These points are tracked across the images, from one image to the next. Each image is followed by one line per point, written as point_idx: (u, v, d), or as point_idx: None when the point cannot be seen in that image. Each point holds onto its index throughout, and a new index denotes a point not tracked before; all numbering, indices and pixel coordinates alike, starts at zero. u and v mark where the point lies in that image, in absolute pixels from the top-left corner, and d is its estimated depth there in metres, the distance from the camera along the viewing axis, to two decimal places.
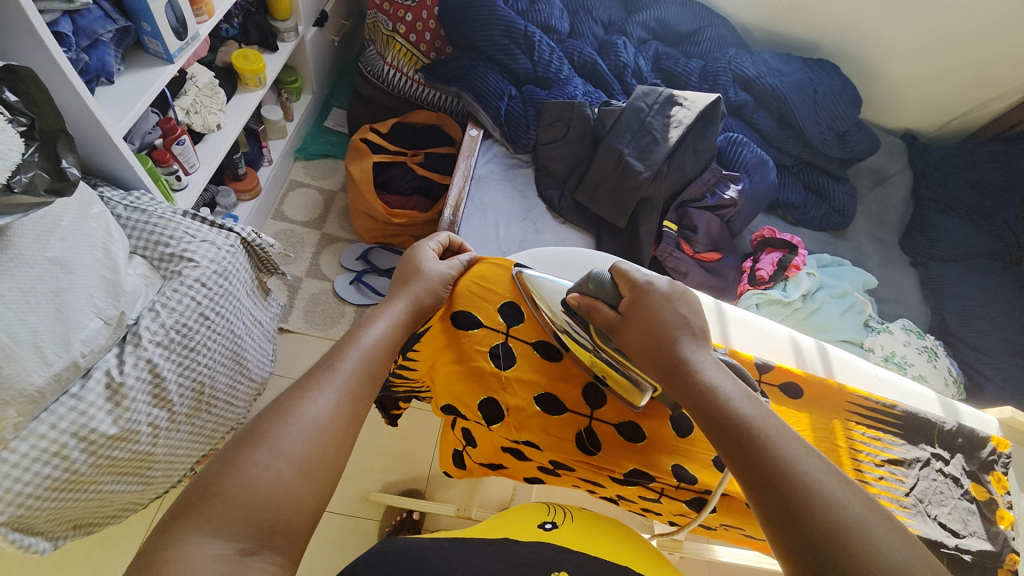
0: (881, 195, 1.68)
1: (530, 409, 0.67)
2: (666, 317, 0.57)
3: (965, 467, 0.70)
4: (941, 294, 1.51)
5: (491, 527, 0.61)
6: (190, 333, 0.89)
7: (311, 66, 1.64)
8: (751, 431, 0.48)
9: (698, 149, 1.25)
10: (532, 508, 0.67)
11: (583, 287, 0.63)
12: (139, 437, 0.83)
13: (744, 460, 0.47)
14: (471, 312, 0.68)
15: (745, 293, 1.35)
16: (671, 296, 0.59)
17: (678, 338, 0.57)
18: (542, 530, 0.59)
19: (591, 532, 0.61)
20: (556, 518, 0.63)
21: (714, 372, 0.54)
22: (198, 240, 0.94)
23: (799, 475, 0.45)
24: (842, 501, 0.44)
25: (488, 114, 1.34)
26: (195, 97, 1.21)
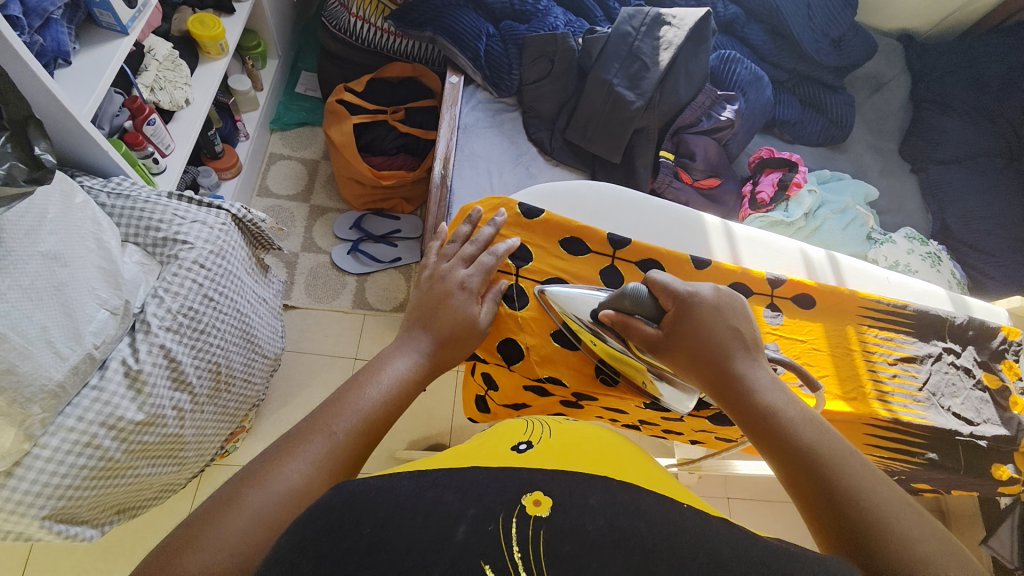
0: (878, 103, 1.63)
1: (550, 346, 0.68)
2: (717, 330, 0.53)
3: (978, 358, 0.72)
4: (943, 197, 1.50)
5: (450, 454, 0.48)
6: (198, 316, 0.88)
7: (272, 27, 1.54)
8: (816, 458, 0.44)
9: (690, 71, 1.19)
10: (507, 428, 0.54)
11: (619, 301, 0.59)
12: (165, 420, 0.85)
13: (811, 490, 0.43)
14: None
15: (747, 217, 1.33)
16: (721, 306, 0.54)
17: (727, 351, 0.53)
18: (514, 453, 0.45)
19: (576, 447, 0.48)
20: (533, 436, 0.50)
21: (769, 389, 0.50)
22: (189, 221, 0.92)
23: (872, 510, 0.41)
24: (923, 541, 0.39)
25: (467, 58, 1.27)
26: (156, 73, 1.14)
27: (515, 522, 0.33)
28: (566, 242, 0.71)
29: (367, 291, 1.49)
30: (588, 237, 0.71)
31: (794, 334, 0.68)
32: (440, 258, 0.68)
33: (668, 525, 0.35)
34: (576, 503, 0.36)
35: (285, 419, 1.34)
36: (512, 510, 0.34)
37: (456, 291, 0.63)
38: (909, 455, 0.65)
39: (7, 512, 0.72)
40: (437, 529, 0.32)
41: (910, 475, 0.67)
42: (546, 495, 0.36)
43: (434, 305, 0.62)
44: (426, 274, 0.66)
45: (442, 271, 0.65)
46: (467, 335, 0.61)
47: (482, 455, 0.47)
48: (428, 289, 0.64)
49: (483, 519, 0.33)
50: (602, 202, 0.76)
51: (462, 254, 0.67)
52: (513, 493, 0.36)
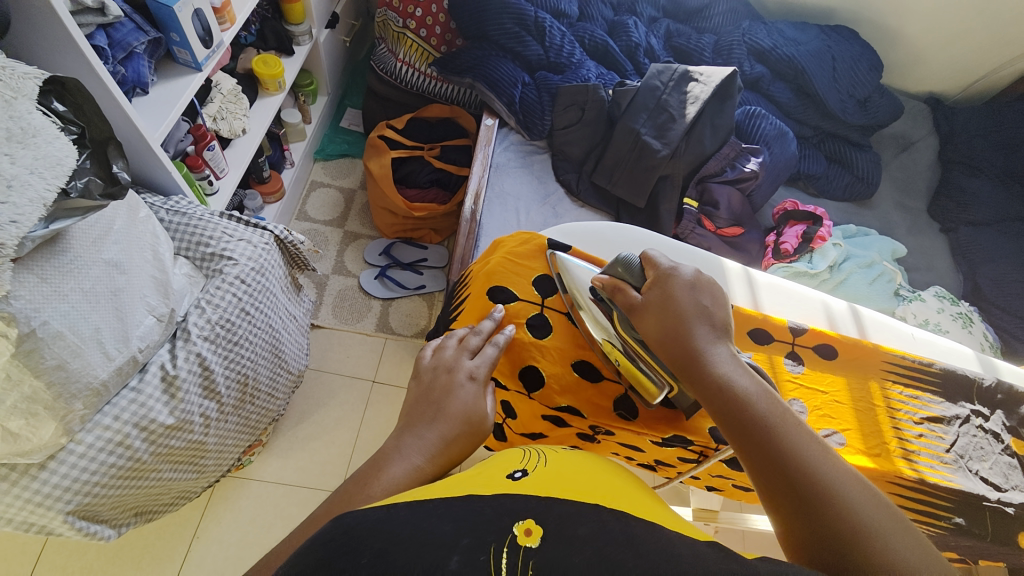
0: (905, 161, 1.71)
1: (569, 375, 0.70)
2: (685, 307, 0.56)
3: (1006, 423, 0.70)
4: (973, 258, 1.54)
5: (450, 480, 0.49)
6: (234, 328, 0.93)
7: (326, 68, 1.68)
8: (767, 424, 0.47)
9: (715, 124, 1.24)
10: (507, 456, 0.56)
11: (614, 271, 0.64)
12: (192, 427, 0.89)
13: (765, 462, 0.46)
14: (507, 286, 0.74)
15: (770, 266, 1.35)
16: (692, 287, 0.58)
17: (693, 329, 0.55)
18: (508, 481, 0.47)
19: (572, 477, 0.49)
20: (529, 464, 0.51)
21: (730, 364, 0.52)
22: (235, 239, 0.97)
23: (817, 473, 0.44)
24: (864, 504, 0.42)
25: (503, 103, 1.35)
26: (220, 104, 1.23)
27: (505, 549, 0.35)
28: None
29: (390, 316, 1.53)
30: None
31: (815, 384, 0.67)
32: (442, 349, 0.65)
33: (663, 559, 0.35)
34: (566, 534, 0.36)
35: (301, 436, 1.37)
36: (503, 541, 0.35)
37: (460, 383, 0.59)
38: (936, 519, 0.63)
39: (34, 504, 0.75)
40: (431, 559, 0.33)
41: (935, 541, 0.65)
42: (537, 525, 0.37)
43: (437, 399, 0.58)
44: (430, 366, 0.62)
45: (446, 360, 0.62)
46: (470, 435, 0.56)
47: (478, 483, 0.48)
48: (429, 379, 0.61)
49: (476, 549, 0.34)
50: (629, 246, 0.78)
51: (482, 354, 0.64)
52: (508, 520, 0.37)
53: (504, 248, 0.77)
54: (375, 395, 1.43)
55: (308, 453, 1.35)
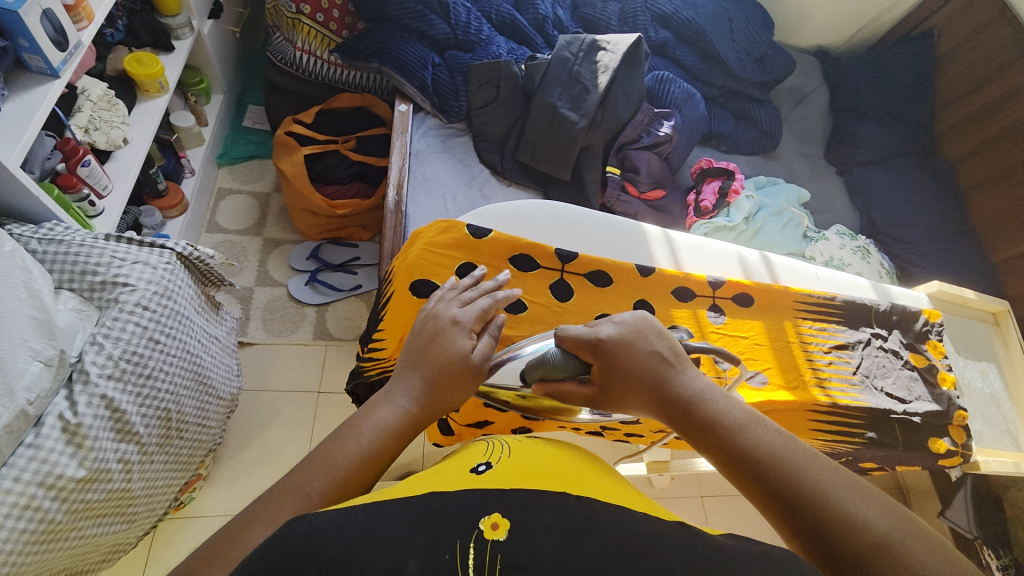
0: (802, 113, 1.84)
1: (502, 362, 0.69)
2: (644, 361, 0.56)
3: (904, 341, 0.78)
4: (866, 195, 1.71)
5: (411, 481, 0.49)
6: (143, 360, 0.85)
7: (215, 63, 1.53)
8: (761, 458, 0.49)
9: (628, 90, 1.26)
10: (471, 450, 0.56)
11: (546, 372, 0.58)
12: (112, 475, 0.81)
13: (774, 500, 0.47)
14: (428, 279, 0.71)
15: (694, 224, 1.41)
16: (634, 338, 0.57)
17: (663, 377, 0.55)
18: (472, 475, 0.47)
19: (533, 464, 0.50)
20: (492, 457, 0.52)
21: (710, 399, 0.54)
22: (129, 262, 0.86)
23: (822, 497, 0.46)
24: (866, 511, 0.45)
25: (414, 86, 1.28)
26: (91, 113, 1.08)
27: (472, 545, 0.35)
28: (514, 258, 0.72)
29: (327, 322, 1.46)
30: (536, 253, 0.72)
31: (737, 332, 0.71)
32: (442, 299, 0.64)
33: (607, 533, 0.36)
34: (511, 527, 0.36)
35: (246, 462, 1.29)
36: (468, 538, 0.35)
37: (446, 331, 0.59)
38: (851, 436, 0.70)
39: None
40: (391, 561, 0.33)
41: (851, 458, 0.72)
42: (504, 519, 0.37)
43: (430, 347, 0.58)
44: (426, 313, 0.62)
45: (434, 310, 0.61)
46: (456, 380, 0.56)
47: (439, 481, 0.48)
48: (420, 329, 0.60)
49: (437, 549, 0.34)
50: (550, 223, 0.77)
51: (476, 304, 0.62)
52: (456, 524, 0.36)
53: (423, 239, 0.74)
54: (322, 407, 1.37)
55: (256, 478, 1.28)
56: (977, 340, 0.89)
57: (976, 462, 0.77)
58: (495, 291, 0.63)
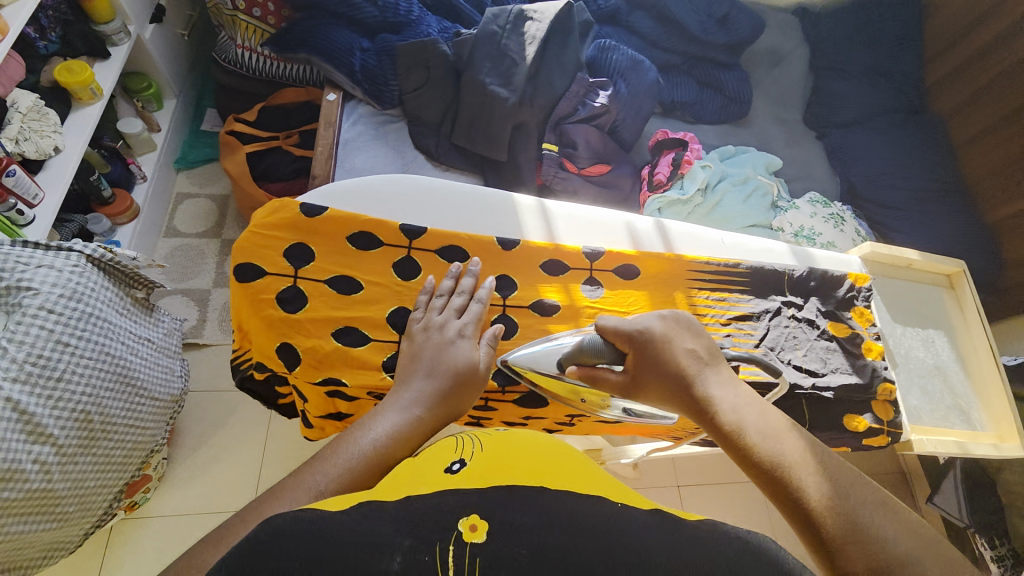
0: (778, 75, 1.72)
1: (329, 345, 0.67)
2: (675, 359, 0.57)
3: (822, 308, 0.71)
4: (846, 159, 1.60)
5: (385, 478, 0.48)
6: (50, 363, 0.85)
7: (162, 67, 1.53)
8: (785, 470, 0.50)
9: (561, 62, 1.21)
10: (441, 442, 0.53)
11: (581, 357, 0.62)
12: (26, 475, 0.83)
13: (794, 506, 0.49)
14: (254, 262, 0.69)
15: (647, 200, 1.34)
16: (670, 336, 0.58)
17: (691, 378, 0.56)
18: (447, 477, 0.46)
19: (509, 457, 0.49)
20: (465, 451, 0.50)
21: (735, 406, 0.54)
22: (33, 266, 0.87)
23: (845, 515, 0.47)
24: (893, 536, 0.46)
25: (343, 74, 1.24)
26: (21, 124, 1.08)
27: (450, 548, 0.37)
28: (353, 237, 0.70)
29: None
30: (376, 230, 0.71)
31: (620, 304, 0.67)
32: (429, 309, 0.66)
33: None
34: None
35: (204, 459, 1.30)
36: (447, 539, 0.37)
37: (453, 341, 0.62)
38: None
39: None
40: (373, 561, 0.35)
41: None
42: (482, 521, 0.39)
43: (435, 355, 0.61)
44: (418, 326, 0.65)
45: (434, 322, 0.64)
46: (466, 385, 0.59)
47: (414, 476, 0.47)
48: (422, 340, 0.63)
49: (419, 550, 0.37)
50: (403, 199, 0.73)
51: (468, 310, 0.66)
52: None
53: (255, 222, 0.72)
54: None
55: (215, 475, 1.29)
56: (924, 304, 0.79)
57: (908, 442, 0.68)
58: (485, 297, 0.67)
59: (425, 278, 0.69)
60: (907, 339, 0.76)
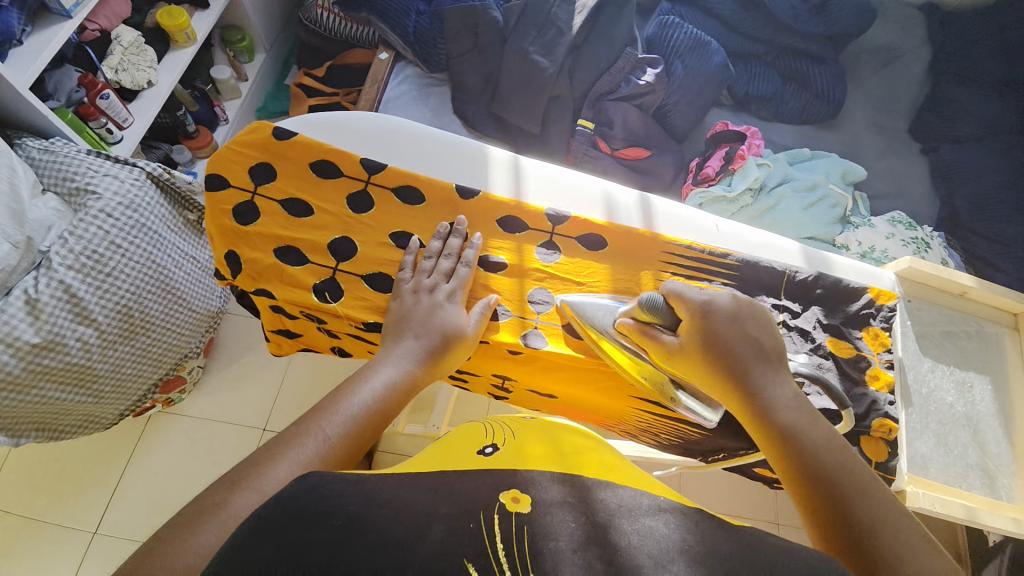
0: (887, 77, 1.47)
1: (269, 260, 0.68)
2: (736, 342, 0.52)
3: (823, 320, 0.65)
4: (953, 179, 1.35)
5: (424, 459, 0.52)
6: (102, 258, 0.98)
7: (256, 23, 1.66)
8: (831, 478, 0.44)
9: (610, 36, 1.18)
10: (468, 429, 0.58)
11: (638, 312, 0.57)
12: (68, 349, 0.97)
13: (831, 518, 0.43)
14: (220, 173, 0.71)
15: (689, 194, 1.23)
16: (738, 316, 0.53)
17: (749, 366, 0.51)
18: (482, 456, 0.50)
19: (542, 446, 0.53)
20: (497, 437, 0.55)
21: (790, 405, 0.49)
22: (100, 174, 1.01)
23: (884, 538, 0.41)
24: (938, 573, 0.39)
25: (396, 35, 1.28)
26: (121, 56, 1.26)
27: (497, 517, 0.36)
28: (315, 163, 0.71)
29: None
30: (339, 160, 0.71)
31: (570, 273, 0.68)
32: (416, 270, 0.65)
33: None
34: None
35: (228, 378, 1.42)
36: (492, 508, 0.37)
37: (442, 304, 0.61)
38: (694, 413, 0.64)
39: None
40: (413, 527, 0.34)
41: (702, 441, 0.66)
42: (523, 494, 0.39)
43: (422, 315, 0.60)
44: (408, 288, 0.63)
45: (424, 283, 0.62)
46: (454, 350, 0.59)
47: (451, 459, 0.51)
48: (409, 301, 0.61)
49: (463, 519, 0.35)
50: (376, 137, 0.74)
51: (458, 274, 0.64)
52: None
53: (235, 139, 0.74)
54: None
55: (235, 393, 1.41)
56: (952, 341, 0.72)
57: (902, 492, 0.63)
58: (472, 261, 0.66)
59: (412, 239, 0.67)
60: (913, 367, 0.69)
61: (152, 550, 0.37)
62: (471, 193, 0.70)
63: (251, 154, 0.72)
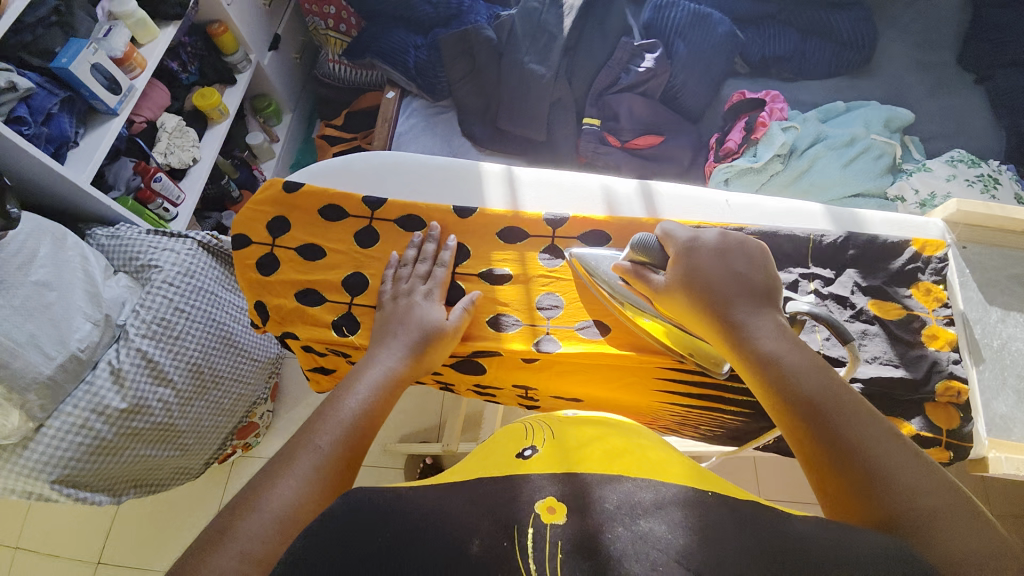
0: (922, 9, 1.34)
1: (291, 304, 0.73)
2: (717, 283, 0.51)
3: (861, 282, 0.61)
4: (1021, 104, 1.20)
5: (462, 468, 0.50)
6: (170, 324, 1.09)
7: (279, 88, 1.81)
8: (817, 405, 0.43)
9: (602, 28, 1.18)
10: (511, 431, 0.56)
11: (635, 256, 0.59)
12: (151, 410, 1.07)
13: (812, 442, 0.42)
14: (242, 232, 0.77)
15: (713, 171, 1.17)
16: (716, 257, 0.53)
17: (730, 302, 0.50)
18: (518, 461, 0.47)
19: (580, 441, 0.49)
20: (536, 439, 0.51)
21: (775, 336, 0.48)
22: (161, 250, 1.14)
23: (866, 459, 0.40)
24: (922, 489, 0.38)
25: (399, 73, 1.34)
26: (168, 141, 1.41)
27: (529, 530, 0.35)
28: (325, 208, 0.76)
29: None
30: (345, 201, 0.76)
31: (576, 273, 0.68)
32: (395, 279, 0.68)
33: None
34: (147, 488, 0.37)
35: (295, 419, 1.51)
36: (526, 522, 0.36)
37: (419, 302, 0.64)
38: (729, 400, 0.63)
39: (26, 474, 0.97)
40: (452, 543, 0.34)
41: (743, 427, 0.65)
42: (560, 504, 0.38)
43: (400, 316, 0.63)
44: (387, 295, 0.66)
45: (402, 288, 0.66)
46: (439, 343, 0.61)
47: (488, 465, 0.49)
48: (389, 308, 0.64)
49: (499, 535, 0.35)
50: (377, 173, 0.78)
51: (434, 276, 0.67)
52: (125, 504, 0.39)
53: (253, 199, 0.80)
54: None
55: None
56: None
57: (983, 460, 0.57)
58: (448, 261, 0.69)
59: (391, 251, 0.70)
60: (981, 320, 0.62)
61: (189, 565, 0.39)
62: (473, 211, 0.73)
63: (265, 209, 0.78)
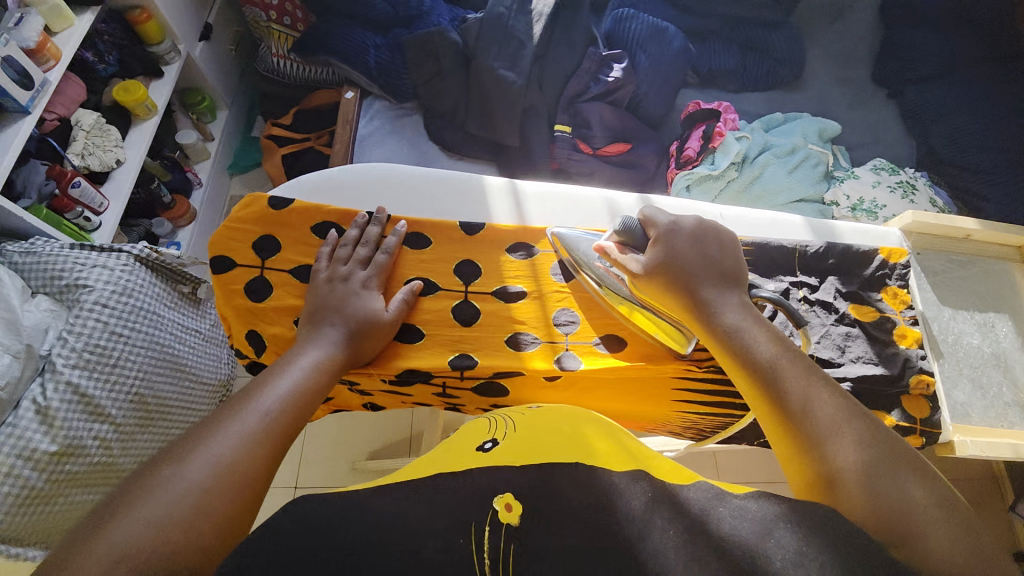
0: (842, 29, 1.49)
1: (290, 332, 0.67)
2: (689, 268, 0.58)
3: (841, 289, 0.67)
4: (925, 118, 1.37)
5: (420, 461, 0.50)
6: (107, 350, 0.97)
7: (215, 82, 1.65)
8: (775, 373, 0.51)
9: (569, 37, 1.20)
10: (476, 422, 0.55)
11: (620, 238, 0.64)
12: (89, 450, 0.94)
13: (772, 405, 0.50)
14: (224, 255, 0.70)
15: (675, 178, 1.23)
16: (689, 245, 0.60)
17: (701, 287, 0.58)
18: (477, 453, 0.47)
19: (540, 431, 0.49)
20: (499, 432, 0.51)
21: (738, 316, 0.55)
22: (89, 266, 0.99)
23: (813, 417, 0.48)
24: (861, 442, 0.46)
25: (359, 72, 1.27)
26: (85, 141, 1.24)
27: (486, 532, 0.38)
28: (317, 227, 0.71)
29: None
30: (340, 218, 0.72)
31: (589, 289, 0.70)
32: (333, 259, 0.66)
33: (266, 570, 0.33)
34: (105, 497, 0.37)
35: None
36: (483, 520, 0.39)
37: (358, 291, 0.63)
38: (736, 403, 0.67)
39: None
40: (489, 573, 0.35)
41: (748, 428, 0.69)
42: (515, 500, 0.40)
43: (339, 303, 0.61)
44: (323, 278, 0.64)
45: (340, 273, 0.64)
46: (374, 334, 0.61)
47: (450, 457, 0.48)
48: (326, 291, 0.62)
49: (455, 533, 0.38)
50: (371, 186, 0.74)
51: (376, 262, 0.66)
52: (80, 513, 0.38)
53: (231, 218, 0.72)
54: None
55: None
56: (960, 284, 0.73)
57: (950, 444, 0.65)
58: (393, 247, 0.68)
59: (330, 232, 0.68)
60: (933, 316, 0.71)
61: (83, 538, 0.37)
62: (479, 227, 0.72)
63: (251, 229, 0.71)
